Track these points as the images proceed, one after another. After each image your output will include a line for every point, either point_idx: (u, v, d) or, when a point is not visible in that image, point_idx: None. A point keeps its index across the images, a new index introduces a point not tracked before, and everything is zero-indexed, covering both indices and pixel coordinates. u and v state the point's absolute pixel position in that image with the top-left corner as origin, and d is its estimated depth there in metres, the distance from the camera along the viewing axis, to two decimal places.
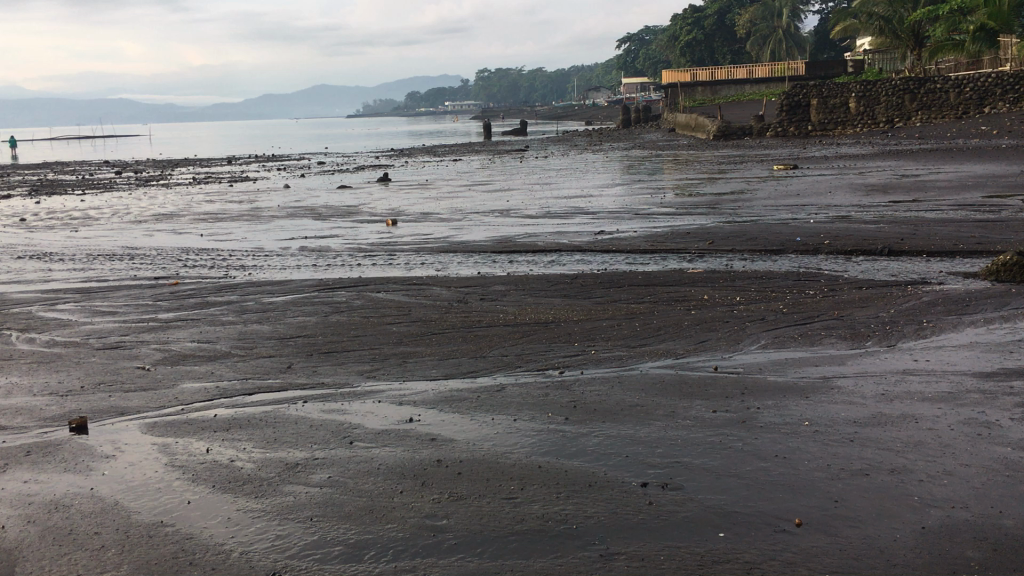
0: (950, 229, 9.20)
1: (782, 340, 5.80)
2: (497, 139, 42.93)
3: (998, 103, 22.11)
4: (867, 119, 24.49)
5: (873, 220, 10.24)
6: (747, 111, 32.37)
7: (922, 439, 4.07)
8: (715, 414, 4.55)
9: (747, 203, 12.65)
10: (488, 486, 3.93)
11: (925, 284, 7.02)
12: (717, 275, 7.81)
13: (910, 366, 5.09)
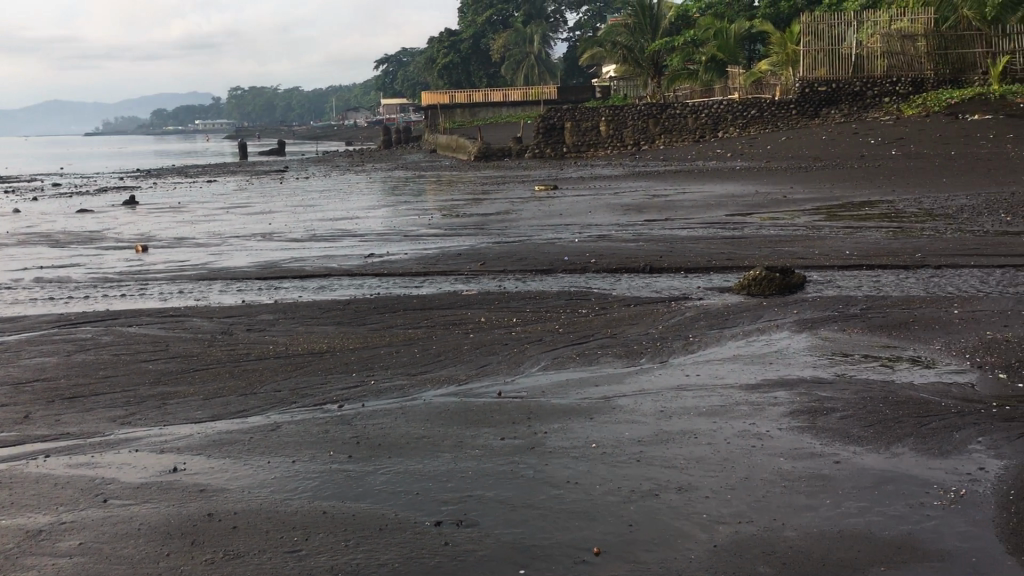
0: (702, 246, 9.76)
1: (560, 361, 5.82)
2: (254, 159, 41.46)
3: (729, 128, 23.85)
4: (617, 142, 25.80)
5: (632, 238, 10.69)
6: (505, 133, 33.23)
7: (702, 455, 4.15)
8: (504, 442, 4.45)
9: (513, 223, 12.85)
10: (269, 540, 3.58)
11: (686, 300, 7.33)
12: (492, 296, 7.79)
13: (683, 381, 5.25)
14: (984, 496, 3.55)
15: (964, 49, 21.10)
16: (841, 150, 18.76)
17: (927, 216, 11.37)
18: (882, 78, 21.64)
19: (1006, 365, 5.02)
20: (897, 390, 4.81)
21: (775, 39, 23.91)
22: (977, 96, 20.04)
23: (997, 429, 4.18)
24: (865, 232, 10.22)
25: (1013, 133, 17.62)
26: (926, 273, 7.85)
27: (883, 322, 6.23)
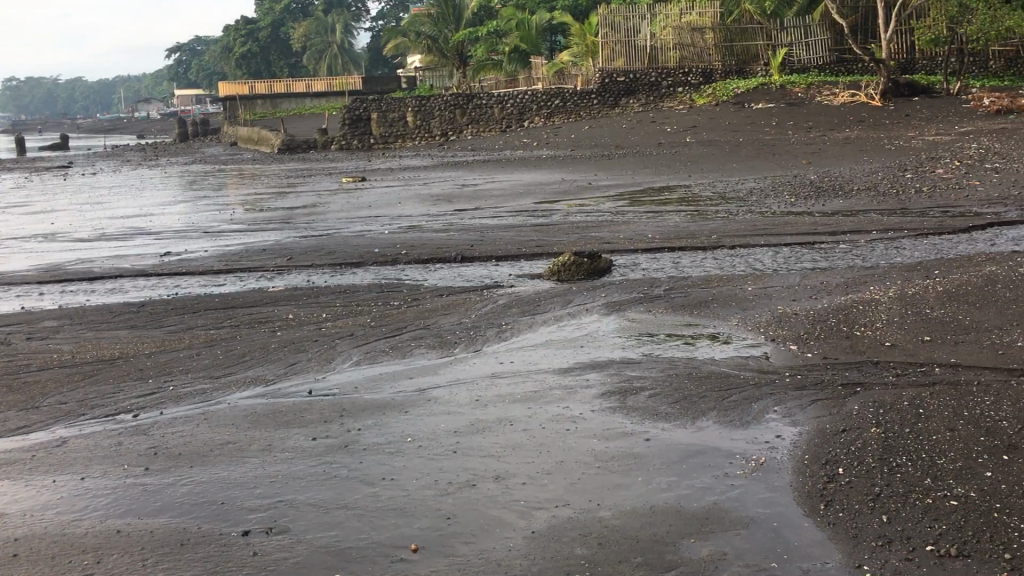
0: (512, 234, 9.85)
1: (373, 354, 5.68)
2: (35, 156, 38.46)
3: (534, 118, 24.26)
4: (424, 132, 25.71)
5: (442, 228, 10.66)
6: (310, 125, 32.42)
7: (517, 441, 4.14)
8: (315, 442, 4.27)
9: (320, 216, 12.52)
10: (54, 567, 3.27)
11: (497, 288, 7.35)
12: (300, 292, 7.53)
13: (497, 368, 5.24)
14: (781, 462, 3.72)
15: (747, 42, 22.36)
16: (640, 138, 19.48)
17: (720, 199, 11.98)
18: (675, 69, 22.66)
19: (796, 337, 5.32)
20: (700, 367, 4.99)
21: (575, 30, 24.60)
22: (760, 86, 21.34)
23: (791, 398, 4.41)
24: (665, 216, 10.63)
25: (793, 121, 18.89)
26: (723, 253, 8.24)
27: (685, 302, 6.47)
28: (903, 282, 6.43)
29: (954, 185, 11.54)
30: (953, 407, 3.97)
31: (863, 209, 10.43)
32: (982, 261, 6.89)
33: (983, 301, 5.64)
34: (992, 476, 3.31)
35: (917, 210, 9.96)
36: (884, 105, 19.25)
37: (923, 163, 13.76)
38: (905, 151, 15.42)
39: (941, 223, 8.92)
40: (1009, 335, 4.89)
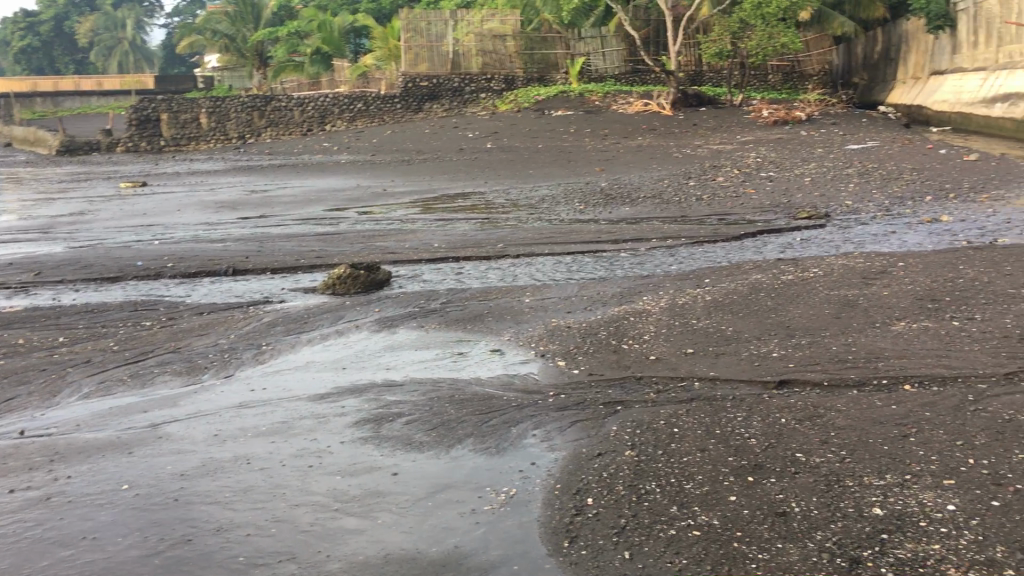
0: (293, 244, 9.33)
1: (108, 385, 5.07)
2: None
3: (335, 122, 23.57)
4: (219, 134, 24.34)
5: (220, 238, 9.99)
6: (94, 126, 30.19)
7: (252, 483, 3.72)
8: (13, 496, 3.68)
9: (87, 225, 11.49)
10: None
11: (265, 304, 6.85)
12: (39, 312, 6.72)
13: (245, 397, 4.78)
14: (531, 494, 3.48)
15: (547, 50, 22.86)
16: (441, 143, 19.25)
17: (512, 206, 11.94)
18: (477, 75, 22.67)
19: (565, 352, 5.16)
20: (463, 388, 4.72)
21: (378, 33, 24.30)
22: (560, 94, 21.74)
23: (552, 420, 4.20)
24: (455, 223, 10.42)
25: (589, 129, 19.29)
26: (505, 263, 8.09)
27: (459, 316, 6.22)
28: (675, 291, 6.47)
29: (731, 193, 12.02)
30: (707, 425, 3.87)
31: (649, 216, 10.64)
32: (749, 268, 7.08)
33: (744, 311, 5.72)
34: (737, 501, 3.20)
35: (696, 217, 10.26)
36: (675, 115, 20.01)
37: (705, 172, 14.34)
38: (692, 159, 16.02)
39: (716, 231, 9.19)
40: (765, 346, 4.92)
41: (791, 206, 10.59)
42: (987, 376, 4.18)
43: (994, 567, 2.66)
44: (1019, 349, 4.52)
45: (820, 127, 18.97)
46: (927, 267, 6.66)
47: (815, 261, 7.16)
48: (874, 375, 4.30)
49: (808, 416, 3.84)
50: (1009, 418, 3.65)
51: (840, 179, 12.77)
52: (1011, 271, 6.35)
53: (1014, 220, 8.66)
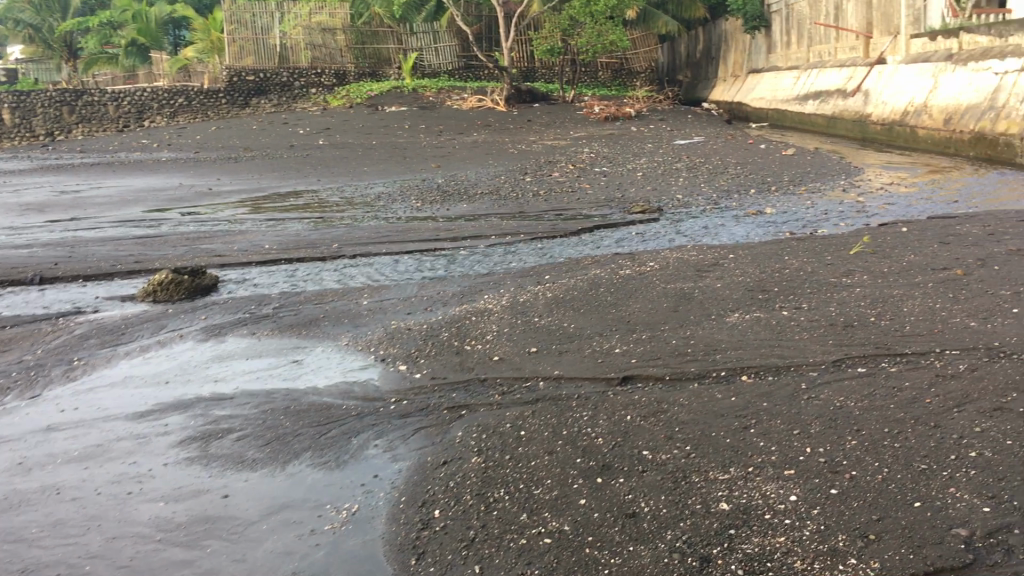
0: (109, 248, 8.70)
1: None
2: None
3: (155, 118, 22.14)
4: (24, 132, 21.98)
5: (26, 244, 9.19)
6: None
7: (62, 517, 3.36)
8: None
9: None
10: None
11: (78, 315, 6.31)
12: None
13: (54, 420, 4.34)
14: (374, 509, 3.28)
15: (378, 45, 23.16)
16: (271, 139, 18.56)
17: (347, 205, 11.64)
18: (307, 69, 22.36)
19: (407, 356, 4.98)
20: (299, 399, 4.46)
21: (200, 25, 23.33)
22: (393, 89, 21.94)
23: (394, 428, 3.99)
24: (287, 223, 10.04)
25: (424, 125, 19.18)
26: (341, 264, 7.83)
27: (294, 321, 5.93)
28: (517, 289, 6.42)
29: (567, 189, 12.17)
30: (554, 426, 3.77)
31: (486, 213, 10.62)
32: (588, 264, 7.13)
33: (585, 307, 5.72)
34: (586, 505, 3.10)
35: (533, 213, 10.30)
36: (508, 111, 20.79)
37: (540, 168, 14.52)
38: (527, 155, 16.15)
39: (554, 226, 9.24)
40: (607, 342, 4.90)
41: (625, 201, 10.80)
42: (817, 364, 4.30)
43: (838, 557, 2.66)
44: (844, 337, 4.70)
45: (647, 125, 19.55)
46: (755, 258, 6.89)
47: (651, 255, 7.29)
48: (713, 367, 4.35)
49: (653, 412, 3.81)
50: (840, 405, 3.75)
51: (670, 174, 13.16)
52: (832, 260, 6.65)
53: (830, 212, 9.13)
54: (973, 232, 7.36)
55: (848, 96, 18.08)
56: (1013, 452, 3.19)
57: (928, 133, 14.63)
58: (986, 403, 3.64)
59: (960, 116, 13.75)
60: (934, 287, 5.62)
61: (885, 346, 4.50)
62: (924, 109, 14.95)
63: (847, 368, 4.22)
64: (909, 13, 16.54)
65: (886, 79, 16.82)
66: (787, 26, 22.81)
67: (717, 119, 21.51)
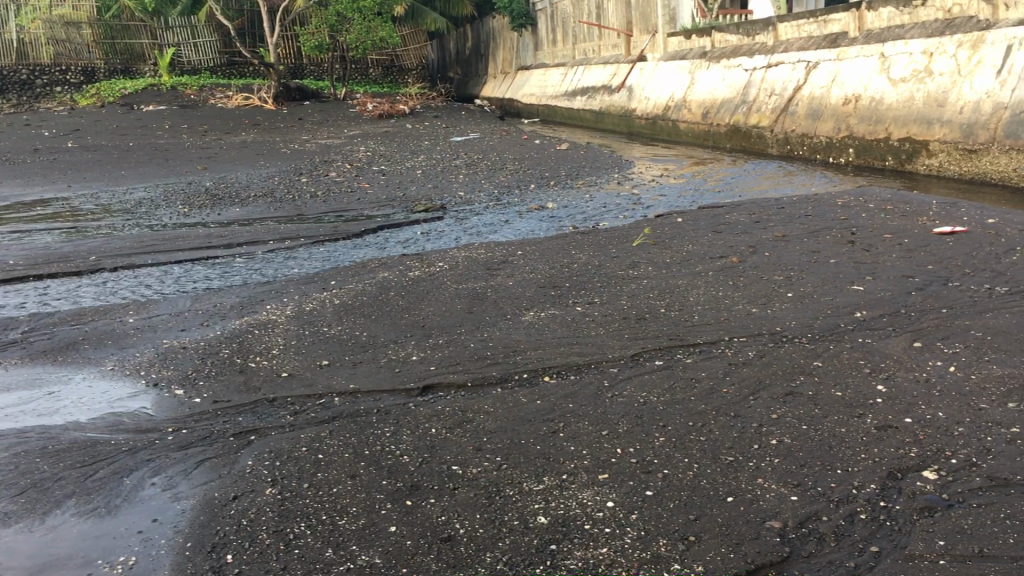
0: None
1: None
2: None
3: None
4: None
5: None
6: None
7: None
8: None
9: None
10: None
11: None
12: None
13: None
14: (156, 560, 2.87)
15: (131, 40, 22.16)
16: (11, 142, 16.79)
17: (104, 212, 10.73)
18: (49, 66, 20.56)
19: (183, 379, 4.51)
20: (58, 438, 3.91)
21: None
22: (150, 88, 20.83)
23: (174, 463, 3.55)
24: (35, 235, 9.07)
25: (188, 125, 18.12)
26: (101, 278, 7.13)
27: (48, 347, 5.27)
28: (301, 298, 6.05)
29: (345, 189, 11.84)
30: (354, 445, 3.49)
31: (261, 216, 10.09)
32: (375, 267, 6.89)
33: (376, 313, 5.46)
34: (397, 532, 2.85)
35: (312, 215, 9.90)
36: (278, 109, 20.48)
37: (316, 168, 14.09)
38: (301, 155, 15.61)
39: (335, 229, 8.90)
40: (403, 350, 4.67)
41: (407, 199, 10.61)
42: (616, 360, 4.28)
43: (662, 563, 2.59)
44: (639, 329, 4.74)
45: (423, 123, 19.46)
46: (544, 253, 6.91)
47: (439, 255, 7.15)
48: (515, 370, 4.23)
49: (458, 423, 3.63)
50: (643, 401, 3.74)
51: (449, 170, 13.11)
52: (617, 253, 6.78)
53: (608, 205, 9.38)
54: (741, 220, 7.76)
55: (613, 92, 18.78)
56: (809, 436, 3.27)
57: (687, 125, 15.32)
58: (778, 389, 3.75)
59: (716, 110, 14.54)
60: (714, 275, 5.83)
61: (677, 337, 4.57)
62: (684, 103, 15.68)
63: (646, 362, 4.23)
64: (666, 13, 17.50)
65: (648, 75, 17.61)
66: (552, 24, 23.46)
67: (491, 115, 21.77)
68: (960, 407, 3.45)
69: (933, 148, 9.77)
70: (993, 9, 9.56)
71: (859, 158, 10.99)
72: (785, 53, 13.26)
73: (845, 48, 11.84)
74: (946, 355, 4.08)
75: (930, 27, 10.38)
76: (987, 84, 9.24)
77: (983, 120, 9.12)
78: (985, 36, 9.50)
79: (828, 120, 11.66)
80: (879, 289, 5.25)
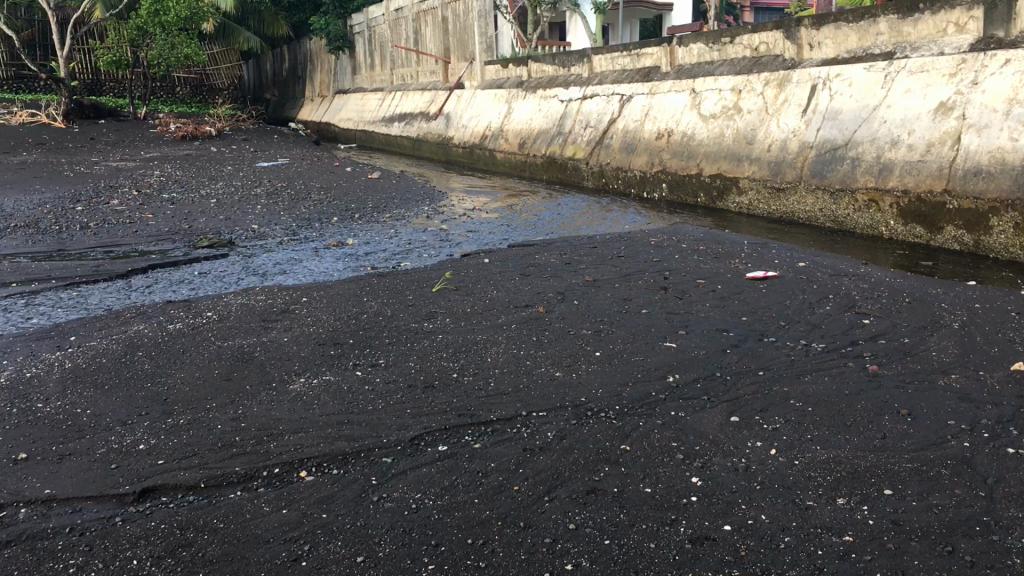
0: None
1: None
2: None
3: None
4: None
5: None
6: None
7: None
8: None
9: None
10: None
11: None
12: None
13: None
14: None
15: None
16: None
17: None
18: None
19: None
20: None
21: None
22: None
23: None
24: None
25: None
26: None
27: None
28: (26, 361, 4.99)
29: (124, 220, 10.59)
30: None
31: (17, 251, 8.80)
32: (130, 319, 5.89)
33: (110, 383, 4.48)
34: None
35: (77, 251, 8.69)
36: (68, 127, 18.67)
37: (97, 194, 12.67)
38: (84, 178, 14.09)
39: (97, 268, 7.75)
40: (130, 436, 3.74)
41: (191, 233, 9.55)
42: (391, 447, 3.54)
43: None
44: (423, 402, 4.03)
45: (228, 146, 18.20)
46: (331, 300, 6.13)
47: (210, 303, 6.22)
48: (264, 464, 3.41)
49: (171, 549, 2.78)
50: (416, 506, 3.01)
51: (247, 200, 12.04)
52: (414, 300, 6.06)
53: (413, 241, 8.70)
54: (551, 262, 7.22)
55: (430, 118, 18.21)
56: (612, 558, 2.67)
57: (504, 155, 14.89)
58: (578, 486, 3.12)
59: (532, 140, 14.17)
60: (516, 329, 5.23)
61: (467, 412, 3.88)
62: (501, 132, 15.27)
63: (426, 450, 3.51)
64: (483, 41, 17.04)
65: (465, 103, 17.15)
66: (370, 48, 22.68)
67: (304, 140, 20.70)
68: (785, 508, 2.95)
69: (743, 185, 9.65)
70: (797, 48, 9.59)
71: (672, 193, 10.80)
72: (600, 85, 13.09)
73: (657, 82, 11.73)
74: (765, 432, 3.60)
75: (738, 65, 10.39)
76: (793, 123, 9.20)
77: (790, 159, 9.04)
78: (790, 75, 9.52)
79: (641, 154, 11.45)
80: (693, 347, 4.77)
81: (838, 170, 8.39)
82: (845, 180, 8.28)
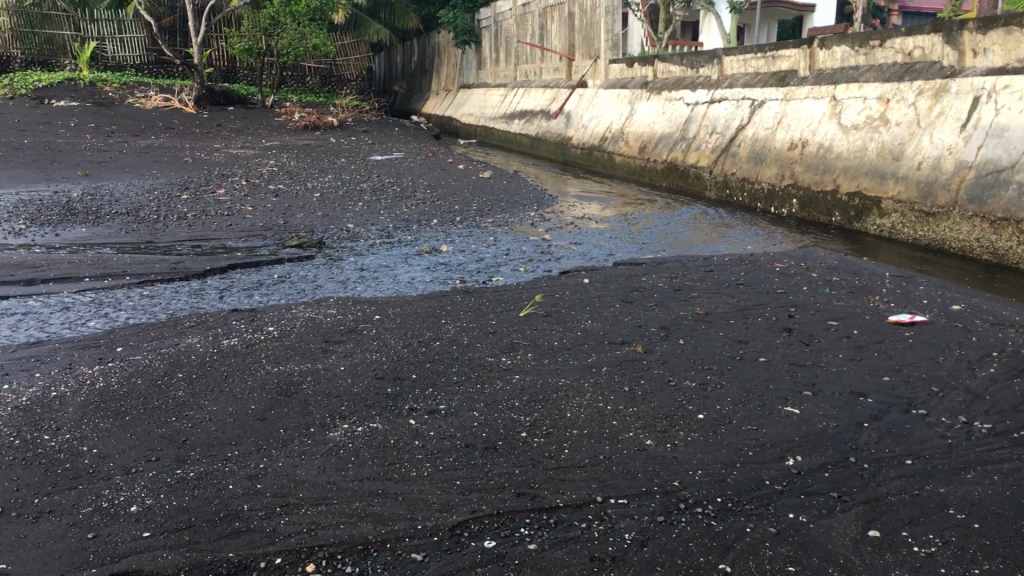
0: None
1: None
2: None
3: None
4: None
5: None
6: None
7: None
8: None
9: None
10: None
11: None
12: None
13: None
14: None
15: (52, 31, 20.90)
16: None
17: None
18: None
19: None
20: None
21: None
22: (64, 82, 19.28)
23: None
24: None
25: (93, 124, 16.39)
26: None
27: None
28: (58, 376, 4.47)
29: (223, 211, 10.24)
30: None
31: (107, 240, 8.52)
32: (186, 329, 5.36)
33: (132, 414, 3.90)
34: None
35: (165, 244, 8.35)
36: (197, 112, 18.77)
37: (206, 182, 12.46)
38: (199, 165, 13.95)
39: (176, 265, 7.33)
40: (125, 491, 3.14)
41: (284, 230, 9.08)
42: (425, 538, 2.82)
43: None
44: (478, 472, 3.29)
45: (347, 137, 17.94)
46: (404, 320, 5.48)
47: (275, 315, 5.63)
48: (265, 549, 2.75)
49: None
50: None
51: (351, 196, 11.58)
52: (496, 327, 5.34)
53: (511, 252, 7.99)
54: (659, 287, 6.37)
55: (550, 118, 17.49)
56: None
57: (623, 159, 14.03)
58: None
59: (653, 144, 13.27)
60: (608, 373, 4.44)
61: (529, 492, 3.12)
62: (621, 134, 14.42)
63: (468, 545, 2.77)
64: (609, 38, 16.18)
65: (587, 103, 16.35)
66: (495, 43, 22.12)
67: (422, 134, 20.31)
68: None
69: (886, 206, 8.54)
70: (959, 55, 8.40)
71: (803, 210, 9.75)
72: (729, 88, 12.07)
73: (794, 88, 10.66)
74: (915, 560, 2.71)
75: (887, 71, 9.24)
76: (948, 139, 8.04)
77: (942, 180, 7.90)
78: (948, 85, 8.34)
79: (770, 165, 10.42)
80: (821, 416, 3.88)
81: (1000, 196, 7.22)
82: (1010, 208, 7.10)
